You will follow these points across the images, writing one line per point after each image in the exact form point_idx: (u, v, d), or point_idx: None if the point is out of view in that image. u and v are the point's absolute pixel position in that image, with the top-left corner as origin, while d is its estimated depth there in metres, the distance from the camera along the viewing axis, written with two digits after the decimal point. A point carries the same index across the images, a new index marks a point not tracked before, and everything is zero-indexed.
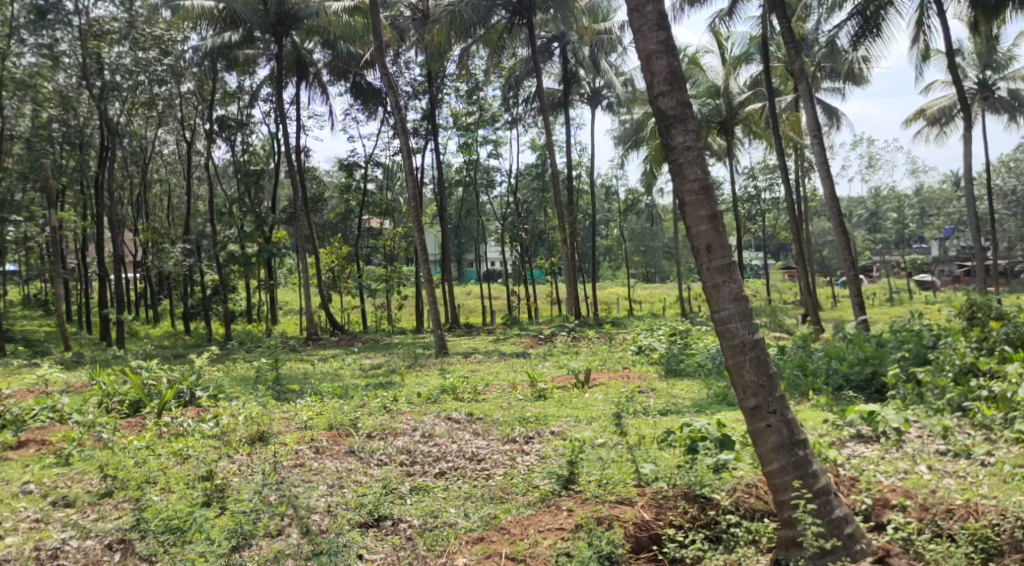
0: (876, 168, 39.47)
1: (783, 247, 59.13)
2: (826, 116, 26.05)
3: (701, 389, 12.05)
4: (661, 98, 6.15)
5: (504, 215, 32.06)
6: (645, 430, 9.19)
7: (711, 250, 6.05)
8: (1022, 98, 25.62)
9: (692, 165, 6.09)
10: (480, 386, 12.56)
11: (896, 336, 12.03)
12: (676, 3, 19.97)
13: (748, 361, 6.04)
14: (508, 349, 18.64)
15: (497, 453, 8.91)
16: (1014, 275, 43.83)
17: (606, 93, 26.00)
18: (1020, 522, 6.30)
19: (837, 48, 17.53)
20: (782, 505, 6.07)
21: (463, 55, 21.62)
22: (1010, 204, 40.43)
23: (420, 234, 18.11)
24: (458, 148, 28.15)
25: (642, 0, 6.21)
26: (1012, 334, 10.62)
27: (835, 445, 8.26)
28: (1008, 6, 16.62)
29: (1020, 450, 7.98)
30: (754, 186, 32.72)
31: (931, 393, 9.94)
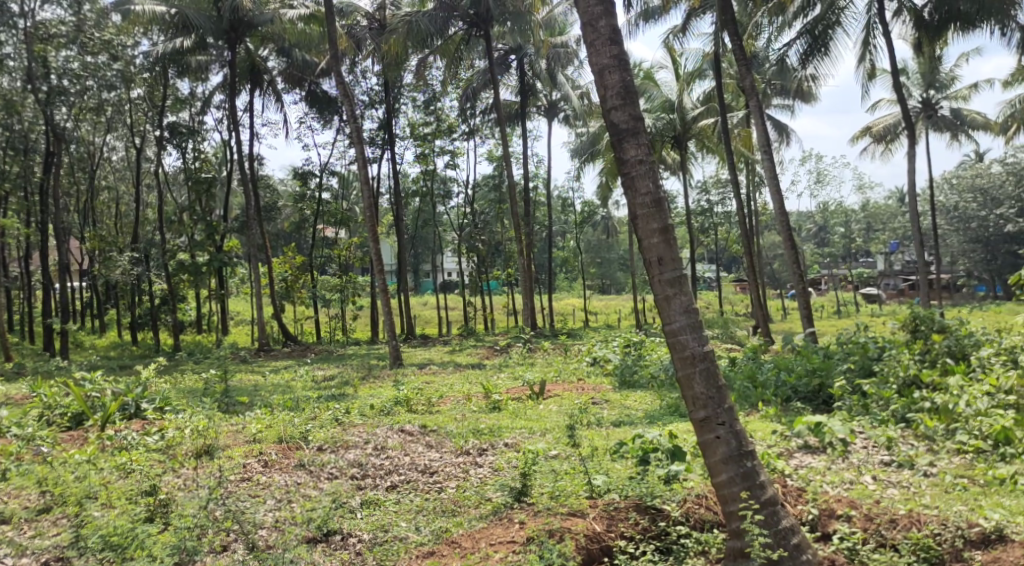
0: (824, 183, 40.36)
1: (736, 260, 60.05)
2: (777, 132, 26.57)
3: (653, 400, 12.15)
4: (613, 112, 6.21)
5: (460, 225, 32.04)
6: (598, 441, 9.22)
7: (662, 263, 6.12)
8: (963, 118, 26.49)
9: (644, 179, 6.15)
10: (434, 398, 12.49)
11: (843, 348, 12.29)
12: (631, 18, 20.23)
13: (698, 373, 6.11)
14: (464, 360, 18.57)
15: (450, 465, 8.85)
16: (955, 289, 45.13)
17: (563, 105, 26.21)
18: (960, 532, 6.46)
19: (787, 66, 17.91)
20: (729, 516, 6.14)
21: (420, 65, 21.59)
22: (952, 220, 41.64)
23: (375, 244, 17.94)
24: (415, 159, 28.06)
25: (596, 14, 6.27)
26: (954, 347, 10.94)
27: (783, 456, 8.38)
28: (950, 28, 17.19)
29: (960, 461, 8.22)
30: (707, 200, 33.21)
31: (876, 404, 10.17)
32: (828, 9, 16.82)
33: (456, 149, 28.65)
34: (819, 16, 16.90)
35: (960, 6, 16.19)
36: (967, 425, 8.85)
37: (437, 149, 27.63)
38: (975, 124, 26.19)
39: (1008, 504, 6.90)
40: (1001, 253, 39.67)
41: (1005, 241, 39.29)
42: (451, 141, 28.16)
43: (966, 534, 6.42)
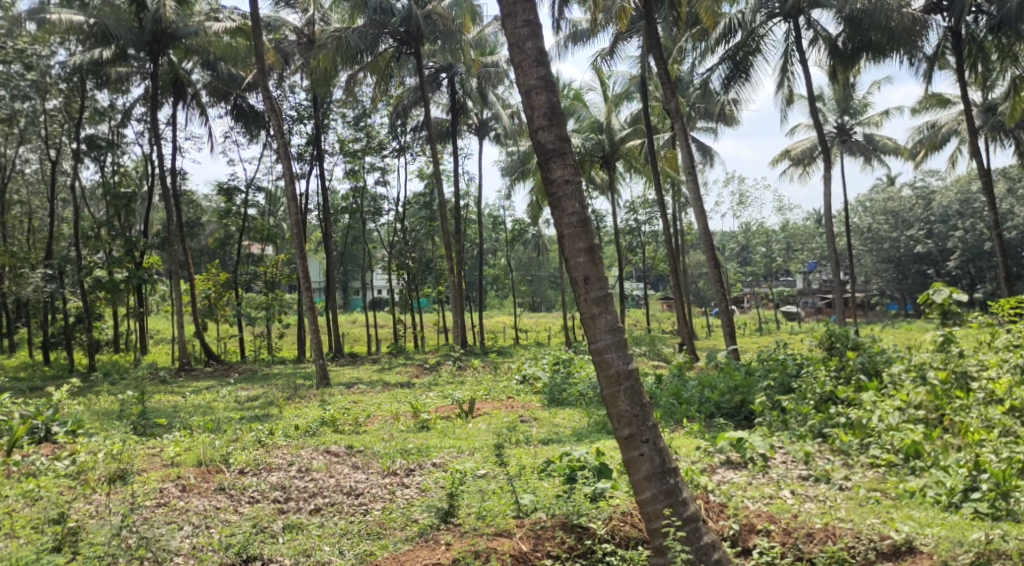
0: (747, 204, 41.50)
1: (662, 278, 61.15)
2: (701, 154, 27.25)
3: (581, 418, 12.24)
4: (540, 132, 6.28)
5: (390, 242, 31.79)
6: (525, 460, 9.21)
7: (588, 282, 6.19)
8: (876, 143, 27.64)
9: (570, 199, 6.22)
10: (360, 417, 12.30)
11: (763, 364, 12.62)
12: (559, 40, 20.52)
13: (623, 391, 6.20)
14: (393, 379, 18.34)
15: (376, 487, 8.72)
16: (870, 307, 46.93)
17: (493, 124, 26.38)
18: (873, 544, 6.67)
19: (710, 90, 18.42)
20: (653, 533, 6.20)
21: (350, 81, 21.43)
22: (866, 240, 43.33)
23: (302, 261, 17.61)
24: (345, 175, 27.78)
25: (523, 36, 6.34)
26: (867, 364, 11.38)
27: (706, 472, 8.52)
28: (862, 56, 17.96)
29: (874, 475, 8.52)
30: (634, 220, 33.79)
31: (794, 419, 10.47)
32: (749, 36, 17.42)
33: (386, 166, 28.48)
34: (741, 43, 17.47)
35: (872, 36, 16.96)
36: (881, 439, 9.19)
37: (366, 166, 27.42)
38: (887, 150, 27.40)
39: (918, 516, 7.17)
40: (911, 272, 41.57)
41: (915, 261, 41.19)
42: (381, 158, 28.00)
43: (879, 547, 6.63)
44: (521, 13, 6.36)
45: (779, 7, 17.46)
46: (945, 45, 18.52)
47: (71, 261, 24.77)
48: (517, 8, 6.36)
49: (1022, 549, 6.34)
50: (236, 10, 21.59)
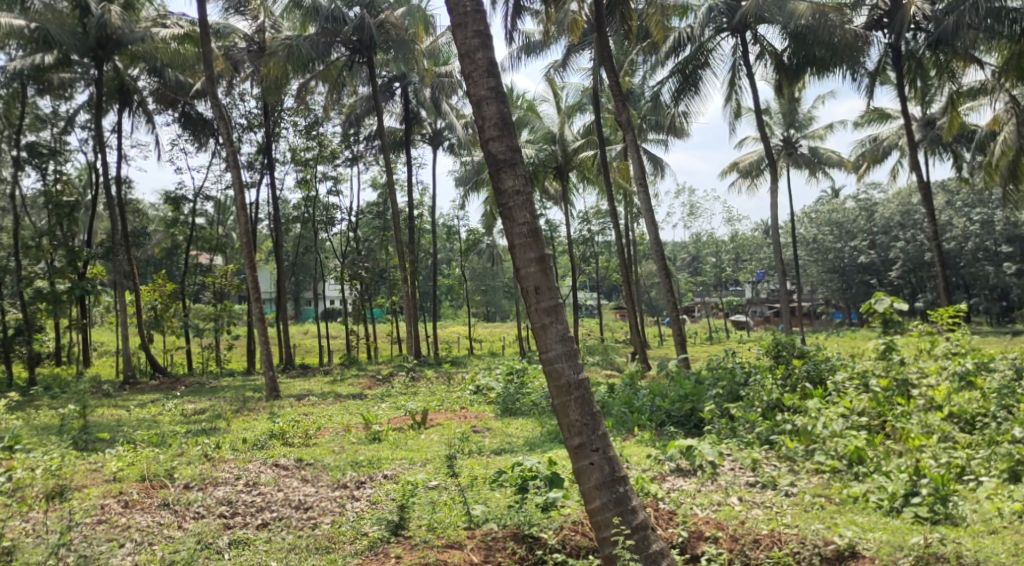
0: (696, 216, 42.13)
1: (615, 289, 61.66)
2: (652, 165, 27.59)
3: (535, 427, 12.26)
4: (491, 142, 6.30)
5: (342, 252, 31.50)
6: (478, 471, 9.20)
7: (539, 291, 6.22)
8: (821, 156, 28.29)
9: (521, 209, 6.25)
10: (310, 430, 12.13)
11: (713, 373, 12.82)
12: (512, 51, 20.63)
13: (573, 401, 6.23)
14: (345, 391, 18.12)
15: (325, 500, 8.60)
16: (816, 316, 47.95)
17: (447, 134, 26.34)
18: (817, 549, 6.77)
19: (660, 103, 18.67)
20: (602, 542, 6.22)
21: (301, 90, 21.24)
22: (812, 251, 44.26)
23: (251, 271, 17.33)
24: (296, 185, 27.48)
25: (472, 48, 6.36)
26: (812, 372, 11.63)
27: (656, 480, 8.59)
28: (807, 71, 18.39)
29: (819, 480, 8.70)
30: (587, 230, 34.00)
31: (743, 427, 10.64)
32: (698, 50, 17.71)
33: (338, 175, 28.24)
34: (690, 56, 17.76)
35: (816, 51, 17.38)
36: (825, 446, 9.39)
37: (318, 175, 27.16)
38: (831, 163, 28.08)
39: (861, 521, 7.31)
40: (855, 281, 42.60)
41: (859, 271, 42.28)
42: (333, 167, 27.76)
43: (822, 552, 6.73)
44: (472, 24, 6.38)
45: (727, 21, 17.79)
46: (886, 61, 19.06)
47: (9, 271, 24.00)
48: (467, 19, 6.38)
49: (960, 551, 6.51)
50: (184, 16, 21.30)
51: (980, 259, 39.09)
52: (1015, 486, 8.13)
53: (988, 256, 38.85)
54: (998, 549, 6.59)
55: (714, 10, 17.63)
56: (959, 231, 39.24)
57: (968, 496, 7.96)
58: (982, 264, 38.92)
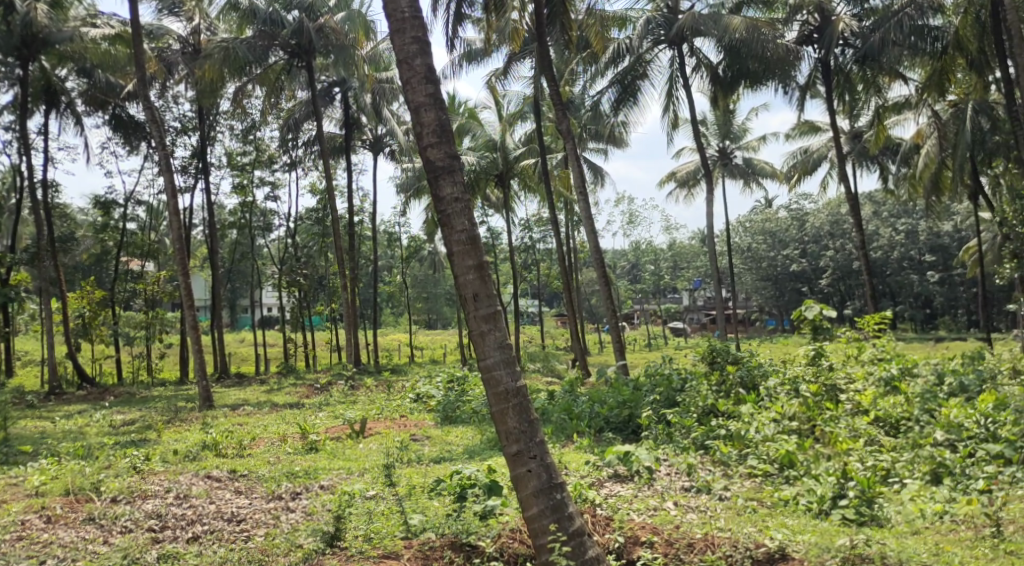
0: (635, 224, 42.66)
1: (556, 296, 62.00)
2: (592, 173, 27.86)
3: (475, 435, 12.23)
4: (429, 149, 6.28)
5: (280, 259, 30.99)
6: (416, 479, 9.14)
7: (477, 298, 6.21)
8: (755, 166, 28.97)
9: (459, 216, 6.24)
10: (245, 440, 11.88)
11: (651, 379, 13.01)
12: (454, 59, 20.62)
13: (511, 408, 6.24)
14: (281, 400, 17.80)
15: (259, 512, 8.43)
16: (751, 323, 49.03)
17: (388, 140, 26.13)
18: (749, 552, 6.87)
19: (599, 113, 18.86)
20: (538, 549, 6.23)
21: (237, 93, 20.84)
22: (746, 259, 44.98)
23: (184, 278, 16.88)
24: (233, 190, 26.92)
25: (410, 53, 6.34)
26: (746, 378, 11.89)
27: (595, 486, 8.67)
28: (741, 83, 18.82)
29: (752, 484, 8.91)
30: (529, 237, 34.12)
31: (679, 432, 10.82)
32: (636, 61, 17.95)
33: (276, 180, 27.77)
34: (629, 67, 17.99)
35: (750, 64, 17.81)
36: (757, 450, 9.62)
37: (256, 180, 26.66)
38: (765, 173, 28.80)
39: (792, 523, 7.49)
40: (788, 289, 43.76)
41: (791, 279, 43.47)
42: (271, 172, 27.29)
43: (754, 554, 6.84)
44: (410, 30, 6.36)
45: (664, 34, 18.08)
46: (816, 76, 19.63)
47: None
48: (405, 25, 6.35)
49: (885, 552, 6.69)
50: (115, 16, 20.71)
51: (905, 267, 40.59)
52: (935, 487, 8.44)
53: (912, 264, 40.40)
54: (919, 549, 6.82)
55: (652, 22, 17.90)
56: (885, 241, 40.63)
57: (893, 497, 8.24)
58: (907, 273, 40.45)
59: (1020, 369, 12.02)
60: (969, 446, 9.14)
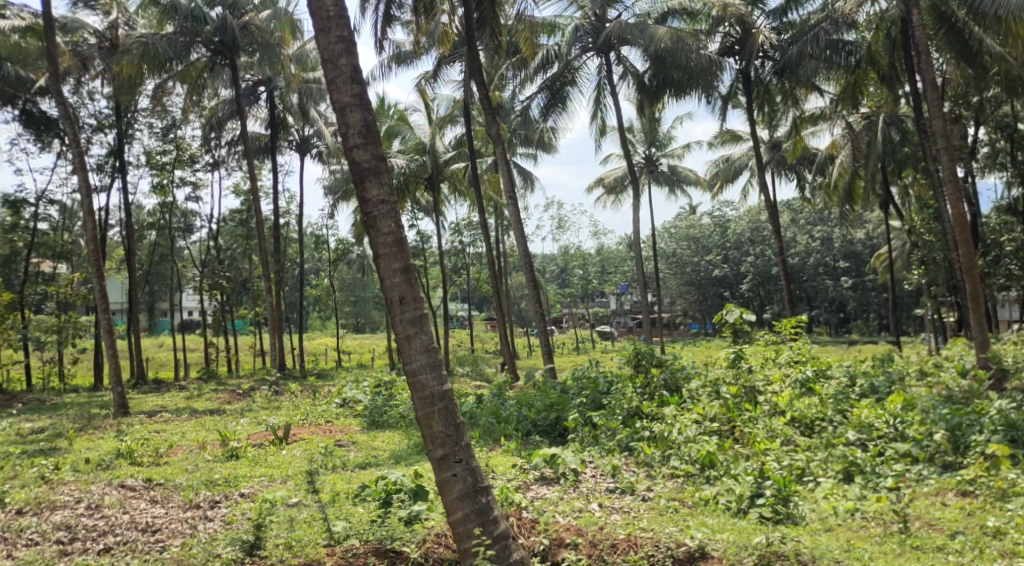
0: (565, 229, 43.00)
1: (485, 300, 61.99)
2: (522, 178, 27.98)
3: (402, 440, 12.15)
4: (355, 150, 6.21)
5: (202, 261, 30.15)
6: (341, 486, 9.00)
7: (403, 302, 6.16)
8: (679, 173, 29.54)
9: (385, 219, 6.19)
10: (162, 448, 11.50)
11: (578, 382, 13.16)
12: (383, 60, 20.44)
13: (437, 412, 6.21)
14: (202, 406, 17.30)
15: (175, 522, 8.17)
16: (675, 327, 50.07)
17: (315, 141, 25.72)
18: (670, 552, 7.00)
19: (529, 118, 18.97)
20: (463, 553, 6.19)
21: (157, 91, 20.22)
22: (671, 264, 45.65)
23: (99, 281, 16.25)
24: (152, 189, 26.07)
25: (335, 53, 6.26)
26: (669, 380, 12.15)
27: (521, 489, 8.70)
28: (667, 92, 19.18)
29: (674, 484, 9.10)
30: (458, 241, 34.02)
31: (604, 434, 10.98)
32: (565, 68, 18.11)
33: (198, 180, 26.99)
34: (558, 74, 18.13)
35: (674, 74, 18.18)
36: (680, 451, 9.81)
37: (176, 180, 25.89)
38: (689, 181, 29.44)
39: (711, 523, 7.65)
40: (710, 294, 45.04)
41: (714, 284, 44.65)
42: (192, 172, 26.52)
43: (675, 554, 6.96)
44: (335, 29, 6.29)
45: (592, 42, 18.34)
46: (737, 86, 20.17)
47: None
48: (331, 24, 6.28)
49: (799, 549, 6.87)
50: (26, 7, 19.80)
51: (821, 273, 42.05)
52: (848, 485, 8.76)
53: (828, 270, 41.88)
54: (832, 545, 7.04)
55: (580, 30, 18.12)
56: (802, 247, 42.01)
57: (807, 496, 8.51)
58: (823, 278, 41.91)
59: (925, 370, 12.60)
60: (879, 445, 9.53)
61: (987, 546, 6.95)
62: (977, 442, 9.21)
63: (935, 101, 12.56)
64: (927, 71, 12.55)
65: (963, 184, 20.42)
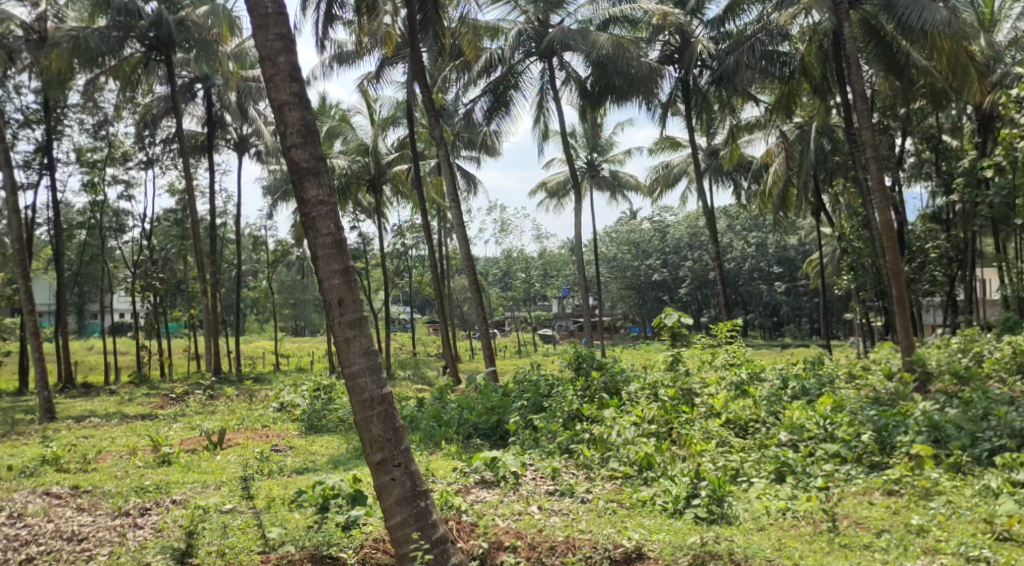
0: (507, 232, 43.01)
1: (427, 303, 61.65)
2: (465, 181, 27.95)
3: (340, 444, 12.00)
4: (293, 150, 6.13)
5: (134, 262, 29.27)
6: (276, 491, 8.85)
7: (342, 304, 6.10)
8: (621, 179, 29.87)
9: (325, 220, 6.11)
10: (90, 454, 11.14)
11: (519, 386, 13.21)
12: (324, 60, 20.21)
13: (376, 416, 6.16)
14: (133, 410, 16.78)
15: (103, 530, 7.92)
16: (615, 330, 50.59)
17: (253, 140, 25.26)
18: (607, 553, 7.07)
19: (471, 122, 18.96)
20: (401, 558, 6.13)
21: (88, 86, 19.62)
22: (612, 268, 46.17)
23: (24, 281, 15.65)
24: (82, 187, 25.24)
25: (275, 50, 6.16)
26: (609, 383, 12.30)
27: (461, 492, 8.69)
28: (608, 98, 19.38)
29: (613, 486, 9.20)
30: (401, 244, 33.76)
31: (545, 437, 11.04)
32: (508, 72, 18.15)
33: (131, 179, 26.23)
34: (501, 78, 18.16)
35: (616, 80, 18.38)
36: (619, 452, 9.94)
37: (108, 178, 25.13)
38: (630, 186, 29.82)
39: (647, 523, 7.75)
40: (650, 298, 45.66)
41: (653, 288, 45.25)
42: (124, 170, 25.76)
43: (612, 555, 7.04)
44: (273, 26, 6.19)
45: (535, 47, 18.44)
46: (676, 94, 20.52)
47: None
48: (269, 21, 6.18)
49: (732, 548, 6.97)
50: None
51: (756, 278, 43.07)
52: (780, 485, 8.97)
53: (762, 275, 42.94)
54: (763, 544, 7.19)
55: (523, 34, 18.22)
56: (738, 252, 42.79)
57: (741, 496, 8.69)
58: (757, 283, 42.86)
59: (854, 373, 13.02)
60: (810, 446, 9.79)
61: (911, 543, 7.19)
62: (903, 443, 9.56)
63: (865, 112, 12.97)
64: (856, 83, 12.95)
65: (891, 193, 21.14)
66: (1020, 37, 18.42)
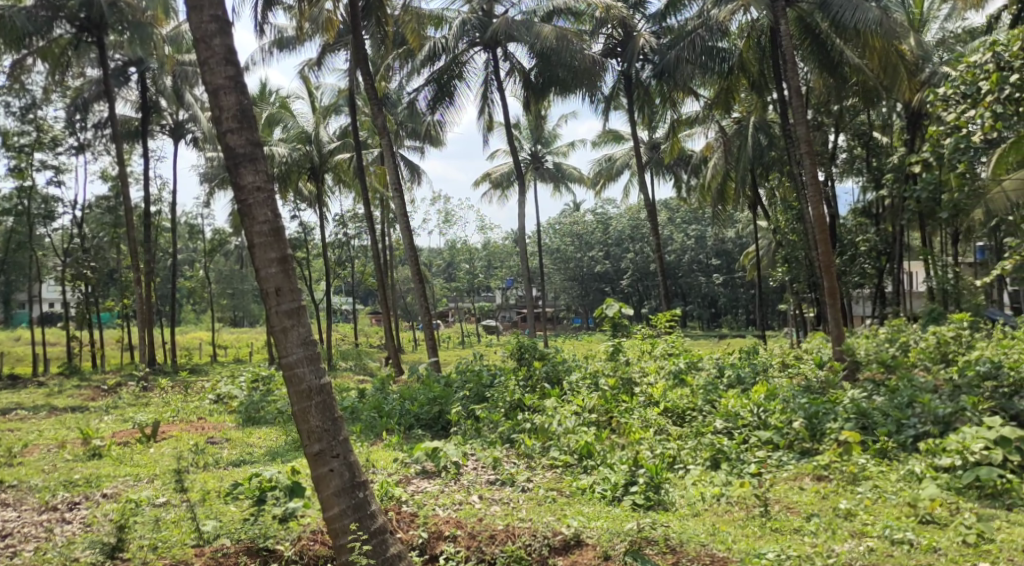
0: (451, 222, 42.85)
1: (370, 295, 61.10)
2: (409, 171, 27.73)
3: (279, 436, 11.85)
4: (229, 135, 6.00)
5: (64, 251, 28.27)
6: (211, 484, 8.69)
7: (280, 293, 6.01)
8: (564, 170, 30.04)
9: (261, 207, 6.00)
10: (15, 448, 10.77)
11: (461, 375, 13.27)
12: (264, 45, 19.82)
13: (313, 406, 6.08)
14: (62, 403, 16.22)
15: (29, 526, 7.68)
16: (557, 322, 50.90)
17: (190, 127, 24.64)
18: (546, 541, 7.13)
19: (414, 110, 18.79)
20: (339, 549, 6.10)
21: (14, 66, 18.87)
22: (555, 259, 46.45)
23: None
24: (7, 172, 24.25)
25: (209, 32, 6.03)
26: (550, 373, 12.39)
27: (401, 483, 8.66)
28: (552, 89, 19.43)
29: (552, 474, 9.26)
30: (343, 234, 33.33)
31: (486, 427, 11.07)
32: (452, 61, 18.03)
33: (61, 164, 25.31)
34: (445, 67, 18.05)
35: (559, 72, 18.46)
36: (559, 442, 10.04)
37: (36, 163, 24.21)
38: (573, 179, 30.03)
39: (586, 511, 7.84)
40: (592, 289, 46.08)
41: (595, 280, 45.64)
42: (54, 155, 24.85)
43: (551, 543, 7.11)
44: (208, 7, 6.05)
45: (479, 36, 18.36)
46: (618, 87, 20.70)
47: None
48: (204, 2, 6.04)
49: (667, 534, 7.12)
50: None
51: (695, 270, 43.98)
52: (714, 472, 9.17)
53: (701, 267, 43.89)
54: (698, 529, 7.36)
55: (468, 23, 18.11)
56: (678, 245, 43.73)
57: (677, 482, 8.88)
58: (696, 275, 43.91)
59: (787, 362, 13.37)
60: (743, 433, 10.09)
61: (839, 527, 7.43)
62: (832, 429, 9.86)
63: (800, 108, 13.28)
64: (792, 79, 13.25)
65: (824, 187, 21.71)
66: (947, 38, 19.10)
